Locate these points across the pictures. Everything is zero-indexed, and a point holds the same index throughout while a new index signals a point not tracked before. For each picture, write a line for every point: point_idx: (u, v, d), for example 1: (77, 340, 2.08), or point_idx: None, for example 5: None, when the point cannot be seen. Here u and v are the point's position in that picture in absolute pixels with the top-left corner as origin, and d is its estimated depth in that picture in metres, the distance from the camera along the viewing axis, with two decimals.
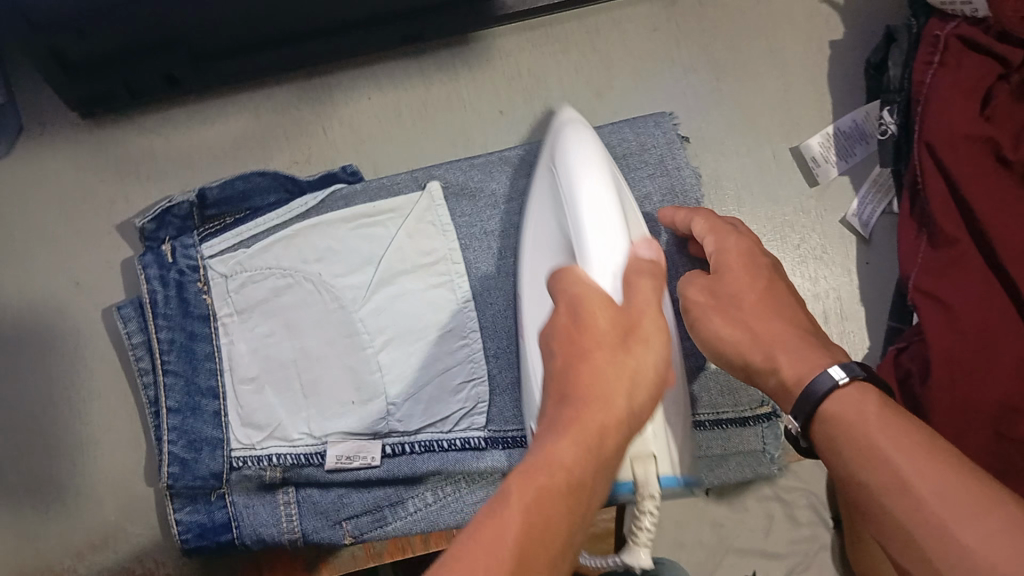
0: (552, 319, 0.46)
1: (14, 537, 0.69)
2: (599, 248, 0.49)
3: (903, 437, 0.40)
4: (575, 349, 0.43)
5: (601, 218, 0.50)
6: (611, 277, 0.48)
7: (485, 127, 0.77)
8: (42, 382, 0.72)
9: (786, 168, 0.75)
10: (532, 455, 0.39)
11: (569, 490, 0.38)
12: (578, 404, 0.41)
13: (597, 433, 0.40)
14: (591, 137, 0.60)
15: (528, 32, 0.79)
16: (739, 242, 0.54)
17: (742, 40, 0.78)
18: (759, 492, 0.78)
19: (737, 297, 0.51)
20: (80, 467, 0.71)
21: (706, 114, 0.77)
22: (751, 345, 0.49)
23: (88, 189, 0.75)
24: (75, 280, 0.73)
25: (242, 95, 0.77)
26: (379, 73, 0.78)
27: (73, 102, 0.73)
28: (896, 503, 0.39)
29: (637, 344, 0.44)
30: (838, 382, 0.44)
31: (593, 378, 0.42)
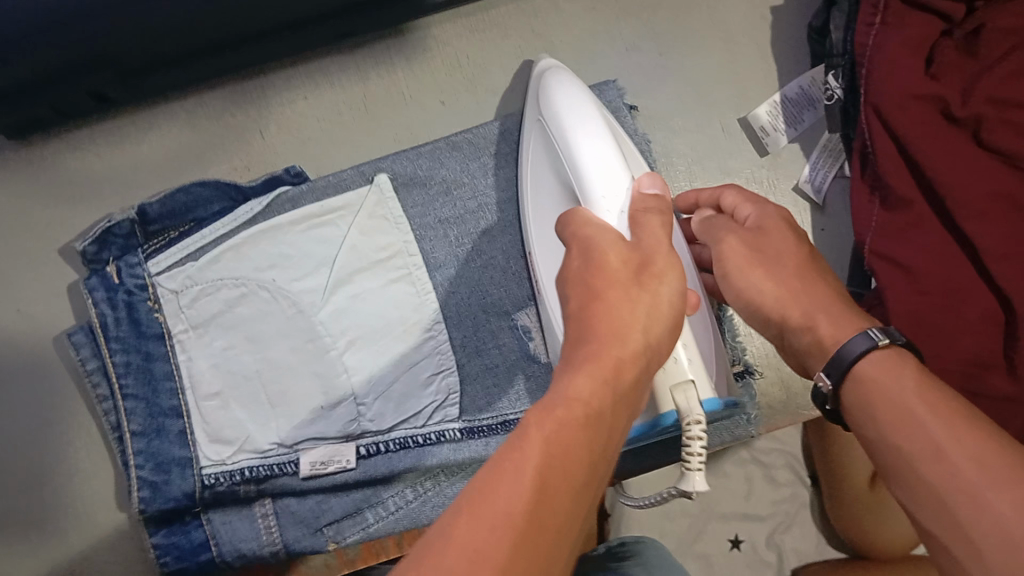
0: (567, 262, 0.45)
1: None
2: (603, 189, 0.52)
3: (940, 405, 0.40)
4: (587, 290, 0.42)
5: (600, 162, 0.54)
6: (617, 213, 0.51)
7: (429, 121, 0.76)
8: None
9: (737, 139, 0.75)
10: (549, 394, 0.38)
11: (591, 419, 0.37)
12: (596, 340, 0.40)
13: (614, 367, 0.39)
14: (577, 81, 0.61)
15: (464, 19, 0.77)
16: (777, 208, 0.52)
17: (682, 11, 0.77)
18: (738, 456, 0.79)
19: (780, 257, 0.49)
20: (43, 498, 0.68)
21: (652, 89, 0.76)
22: (792, 302, 0.48)
23: (21, 213, 0.72)
24: (18, 307, 0.70)
25: (173, 104, 0.74)
26: (316, 71, 0.76)
27: (1, 129, 0.70)
28: (928, 467, 0.39)
29: (651, 280, 0.43)
30: (877, 343, 0.43)
31: (610, 316, 0.41)
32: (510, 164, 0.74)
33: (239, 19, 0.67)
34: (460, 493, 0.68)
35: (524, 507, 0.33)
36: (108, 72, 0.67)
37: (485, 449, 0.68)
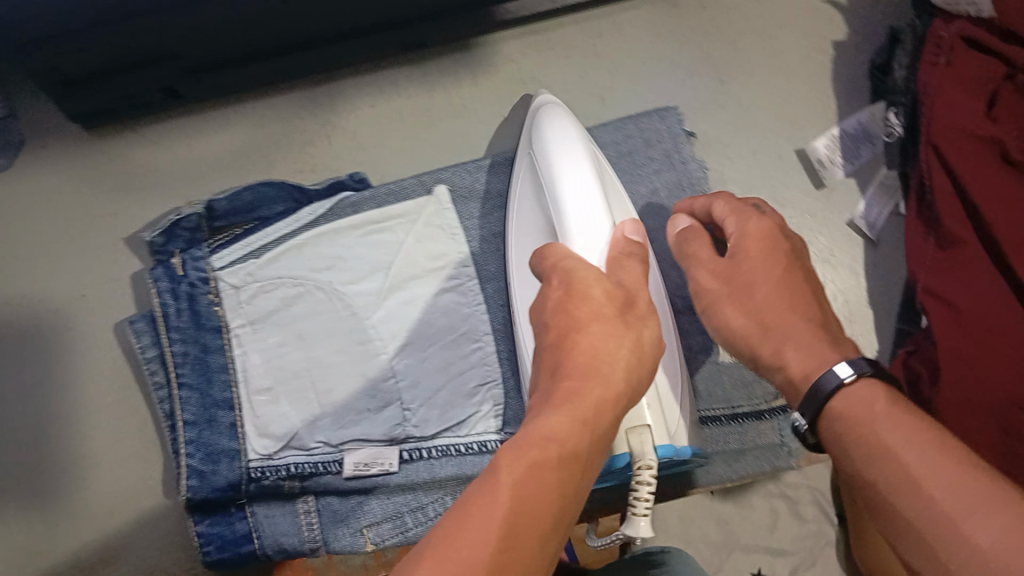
0: (546, 292, 0.47)
1: (21, 553, 0.67)
2: (585, 230, 0.53)
3: (914, 435, 0.39)
4: (570, 321, 0.44)
5: (584, 205, 0.54)
6: (597, 250, 0.52)
7: (490, 135, 0.76)
8: (49, 397, 0.71)
9: (792, 170, 0.75)
10: (522, 431, 0.39)
11: (565, 464, 0.38)
12: (573, 378, 0.41)
13: (592, 409, 0.40)
14: (571, 119, 0.63)
15: (530, 36, 0.78)
16: (758, 225, 0.53)
17: (743, 42, 0.78)
18: (764, 488, 0.79)
19: (751, 285, 0.51)
20: (88, 481, 0.69)
21: (709, 115, 0.76)
22: (762, 338, 0.49)
23: (92, 201, 0.74)
24: (81, 292, 0.72)
25: (245, 105, 0.77)
26: (382, 81, 0.77)
27: (73, 117, 0.72)
28: (906, 502, 0.38)
29: (635, 318, 0.45)
30: (845, 379, 0.43)
31: (592, 351, 0.42)
32: None
33: (313, 18, 0.69)
34: None
35: (490, 557, 0.33)
36: (176, 65, 0.70)
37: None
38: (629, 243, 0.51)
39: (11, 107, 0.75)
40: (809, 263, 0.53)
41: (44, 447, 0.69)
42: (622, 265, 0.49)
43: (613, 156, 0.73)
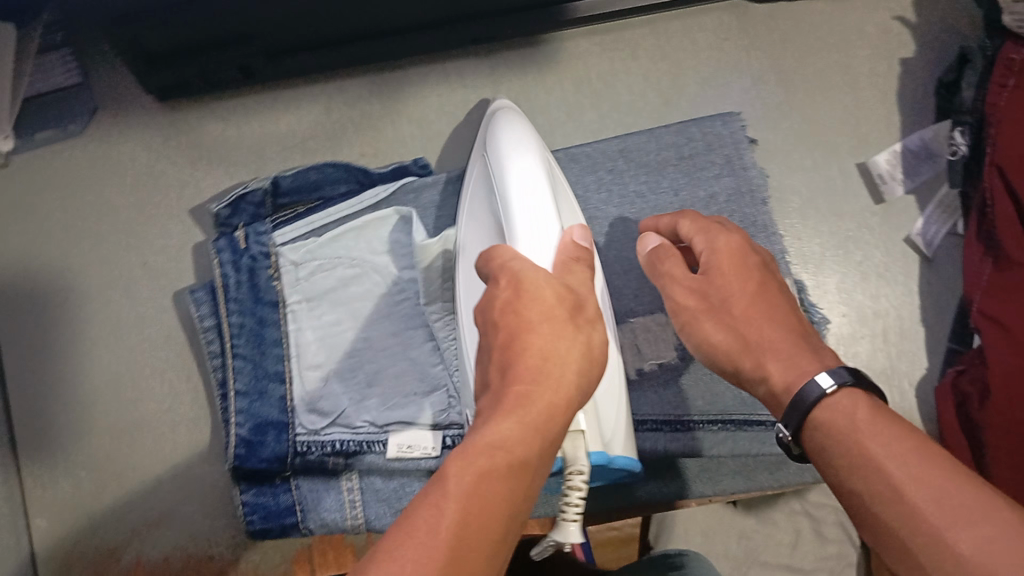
0: (494, 292, 0.44)
1: (73, 510, 0.69)
2: (530, 229, 0.50)
3: (897, 445, 0.38)
4: (519, 321, 0.41)
5: (531, 202, 0.51)
6: (542, 250, 0.49)
7: (554, 130, 0.77)
8: (109, 360, 0.72)
9: (853, 184, 0.75)
10: (471, 436, 0.37)
11: (514, 471, 0.36)
12: (525, 381, 0.39)
13: (544, 413, 0.38)
14: (525, 121, 0.61)
15: (600, 36, 0.79)
16: (728, 240, 0.51)
17: (810, 54, 0.78)
18: (788, 505, 0.75)
19: (729, 302, 0.48)
20: (141, 445, 0.70)
21: (772, 124, 0.77)
22: (742, 353, 0.47)
23: (163, 172, 0.76)
24: (147, 260, 0.74)
25: (317, 88, 0.78)
26: (451, 71, 0.78)
27: (152, 89, 0.74)
28: (888, 512, 0.37)
29: (584, 321, 0.43)
30: (827, 390, 0.42)
31: (541, 351, 0.40)
32: (622, 180, 0.73)
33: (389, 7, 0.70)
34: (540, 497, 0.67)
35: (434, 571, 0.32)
36: (258, 44, 0.72)
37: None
38: (576, 249, 0.49)
39: (84, 70, 0.77)
40: (779, 279, 0.51)
41: (102, 409, 0.71)
42: (571, 270, 0.47)
43: (673, 160, 0.74)
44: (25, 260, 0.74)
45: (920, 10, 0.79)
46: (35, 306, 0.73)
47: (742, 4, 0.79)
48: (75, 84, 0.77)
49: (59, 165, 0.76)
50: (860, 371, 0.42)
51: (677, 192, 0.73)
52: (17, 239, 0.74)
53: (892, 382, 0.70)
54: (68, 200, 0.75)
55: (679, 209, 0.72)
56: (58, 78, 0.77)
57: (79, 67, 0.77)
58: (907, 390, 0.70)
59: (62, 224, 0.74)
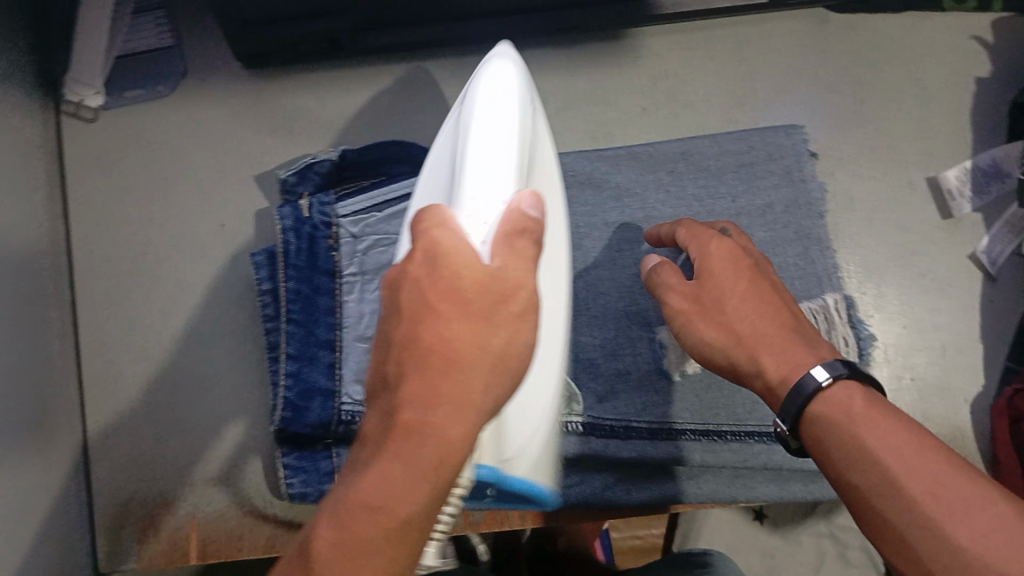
0: (405, 266, 0.40)
1: (133, 461, 0.70)
2: (475, 203, 0.45)
3: (891, 439, 0.42)
4: (425, 309, 0.38)
5: (484, 176, 0.47)
6: (484, 226, 0.44)
7: (627, 122, 0.77)
8: (176, 317, 0.73)
9: (922, 197, 0.75)
10: (354, 488, 0.36)
11: (394, 535, 0.35)
12: (421, 407, 0.36)
13: (434, 458, 0.36)
14: (510, 75, 0.54)
15: (679, 33, 0.79)
16: (721, 244, 0.56)
17: (887, 66, 0.77)
18: (813, 528, 0.92)
19: (722, 300, 0.53)
20: (201, 402, 0.72)
21: (844, 133, 0.76)
22: (736, 347, 0.52)
23: (241, 139, 0.77)
24: (218, 222, 0.75)
25: (395, 66, 0.79)
26: (529, 58, 0.78)
27: (241, 56, 0.75)
28: (886, 502, 0.41)
29: (506, 317, 0.38)
30: (822, 383, 0.46)
31: (445, 363, 0.37)
32: (682, 182, 0.73)
33: None
34: (575, 486, 0.66)
35: None
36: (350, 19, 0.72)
37: (628, 451, 0.66)
38: (522, 220, 0.43)
39: (175, 30, 0.79)
40: (774, 279, 0.55)
41: (167, 364, 0.72)
42: (509, 248, 0.41)
43: (733, 165, 0.73)
44: (102, 214, 0.75)
45: (999, 30, 0.78)
46: (109, 261, 0.74)
47: (822, 13, 0.79)
48: (166, 46, 0.78)
49: (142, 124, 0.77)
50: (853, 362, 0.47)
51: (735, 198, 0.72)
52: (97, 195, 0.75)
53: (947, 397, 0.70)
54: (149, 159, 0.76)
55: (737, 215, 0.72)
56: (150, 39, 0.78)
57: (172, 30, 0.79)
58: (961, 405, 0.70)
59: (141, 182, 0.76)
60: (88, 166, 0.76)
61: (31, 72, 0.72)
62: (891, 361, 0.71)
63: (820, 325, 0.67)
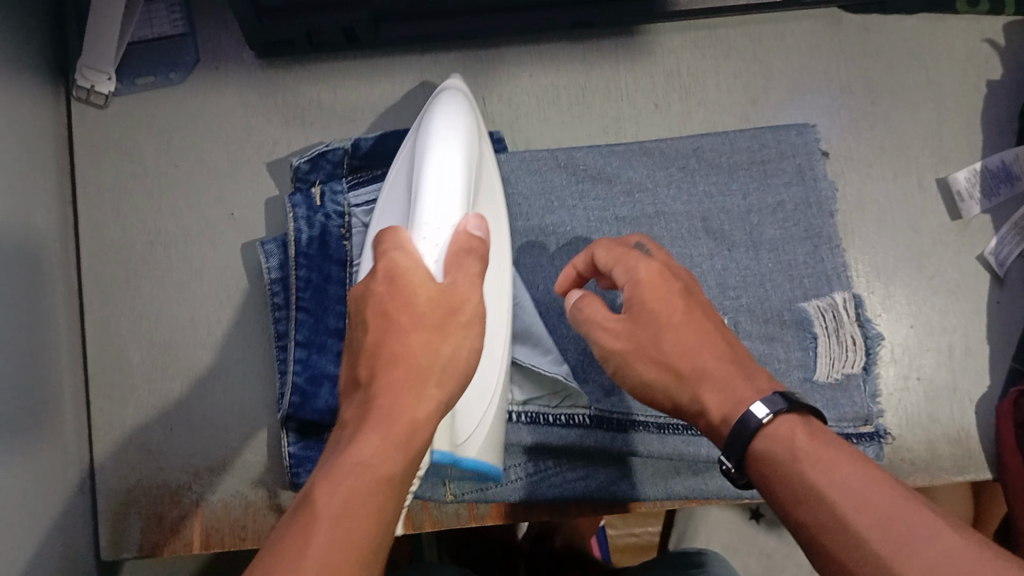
0: (370, 286, 0.47)
1: (138, 449, 0.70)
2: (429, 218, 0.50)
3: (834, 472, 0.43)
4: (389, 323, 0.45)
5: (439, 190, 0.52)
6: (436, 244, 0.49)
7: (640, 119, 0.77)
8: (185, 306, 0.73)
9: (931, 199, 0.75)
10: (339, 458, 0.40)
11: (380, 487, 0.39)
12: (391, 397, 0.42)
13: (406, 429, 0.41)
14: (461, 102, 0.60)
15: (694, 31, 0.79)
16: (650, 271, 0.55)
17: (900, 68, 0.78)
18: None
19: (658, 338, 0.53)
20: (209, 391, 0.71)
21: (855, 134, 0.76)
22: (679, 386, 0.53)
23: (253, 128, 0.77)
24: (229, 212, 0.75)
25: (410, 59, 0.79)
26: (543, 53, 0.78)
27: (256, 45, 0.75)
28: (833, 537, 0.41)
29: (457, 326, 0.45)
30: (763, 420, 0.46)
31: (410, 359, 0.43)
32: (694, 179, 0.73)
33: None
34: (581, 480, 0.67)
35: None
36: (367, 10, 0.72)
37: (634, 445, 0.67)
38: (470, 240, 0.49)
39: (189, 18, 0.79)
40: (702, 299, 0.56)
41: (174, 353, 0.72)
42: (458, 263, 0.48)
43: (745, 163, 0.73)
44: (112, 201, 0.75)
45: (1011, 34, 0.78)
46: (117, 248, 0.74)
47: (835, 13, 0.79)
48: (180, 34, 0.78)
49: (153, 112, 0.77)
50: (790, 395, 0.47)
51: (746, 196, 0.73)
52: (107, 181, 0.75)
53: (955, 399, 0.70)
54: (160, 147, 0.76)
55: (747, 212, 0.72)
56: (164, 27, 0.78)
57: (186, 18, 0.78)
58: (968, 407, 0.70)
59: (150, 171, 0.76)
60: (98, 152, 0.76)
61: (42, 57, 0.72)
62: (897, 361, 0.71)
63: (829, 324, 0.68)
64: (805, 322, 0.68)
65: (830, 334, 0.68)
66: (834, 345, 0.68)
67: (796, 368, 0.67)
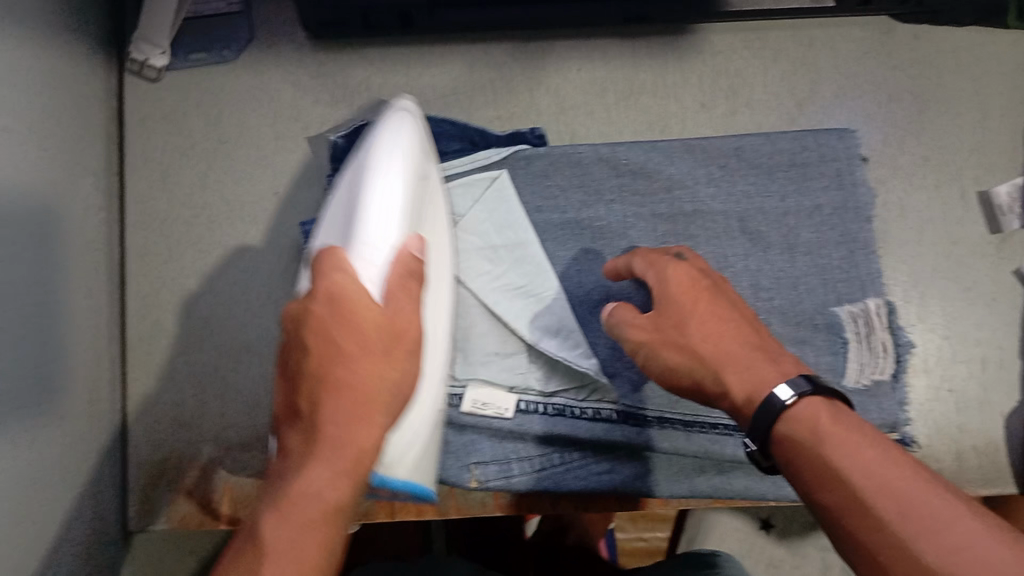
0: (310, 305, 0.46)
1: (172, 420, 0.71)
2: (371, 238, 0.49)
3: (856, 453, 0.44)
4: (331, 351, 0.45)
5: (381, 211, 0.51)
6: (375, 266, 0.48)
7: (684, 116, 0.78)
8: (225, 280, 0.74)
9: (972, 211, 0.75)
10: (289, 488, 0.43)
11: (326, 519, 0.43)
12: (338, 427, 0.44)
13: (353, 459, 0.44)
14: (410, 117, 0.59)
15: (743, 32, 0.79)
16: (677, 269, 0.58)
17: (947, 79, 0.78)
18: (820, 543, 0.94)
19: (682, 324, 0.55)
20: (245, 364, 0.72)
21: (899, 142, 0.77)
22: (703, 368, 0.53)
23: (302, 108, 0.78)
24: (275, 190, 0.76)
25: (461, 46, 0.79)
26: (592, 47, 0.79)
27: (312, 25, 0.76)
28: (854, 519, 0.42)
29: (401, 352, 0.46)
30: (787, 401, 0.47)
31: (355, 390, 0.45)
32: (733, 179, 0.73)
33: None
34: (605, 474, 0.66)
35: None
36: None
37: (662, 441, 0.67)
38: (414, 262, 0.49)
39: None
40: (732, 295, 0.58)
41: (212, 326, 0.73)
42: (401, 286, 0.48)
43: (786, 165, 0.74)
44: (159, 172, 0.76)
45: None
46: (162, 220, 0.75)
47: (886, 21, 0.79)
48: (235, 12, 0.79)
49: (205, 87, 0.78)
50: (816, 379, 0.48)
51: (784, 198, 0.73)
52: (155, 152, 0.76)
53: (985, 411, 0.70)
54: (209, 123, 0.77)
55: (785, 214, 0.72)
56: (219, 3, 0.79)
57: None
58: (998, 419, 0.70)
59: (198, 145, 0.77)
60: (147, 124, 0.77)
61: (99, 26, 0.73)
62: (930, 372, 0.71)
63: (861, 329, 0.69)
64: (837, 326, 0.69)
65: (861, 339, 0.69)
66: (865, 351, 0.68)
67: (827, 372, 0.68)
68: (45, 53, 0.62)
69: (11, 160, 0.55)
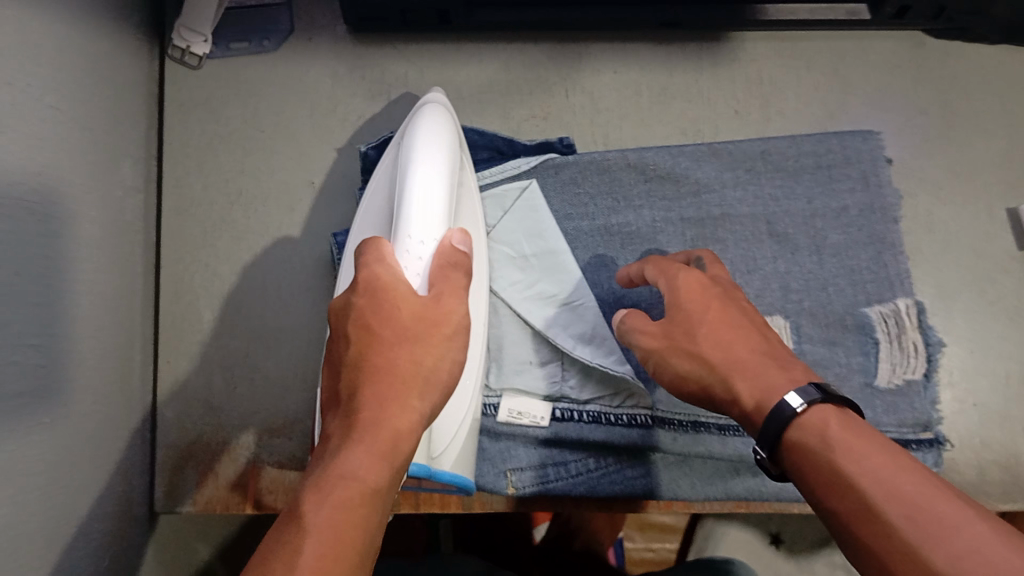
0: (351, 298, 0.48)
1: (200, 405, 0.71)
2: (415, 230, 0.52)
3: (866, 459, 0.43)
4: (371, 337, 0.46)
5: (423, 205, 0.53)
6: (420, 258, 0.51)
7: (716, 121, 0.78)
8: (258, 267, 0.75)
9: (1000, 226, 0.76)
10: (327, 465, 0.41)
11: (367, 498, 0.40)
12: (377, 407, 0.43)
13: (390, 439, 0.42)
14: (446, 117, 0.61)
15: (777, 41, 0.80)
16: (687, 277, 0.57)
17: (978, 94, 0.79)
18: None
19: (691, 330, 0.55)
20: (275, 351, 0.73)
21: (930, 156, 0.77)
22: (712, 376, 0.53)
23: (339, 100, 0.79)
24: (309, 179, 0.77)
25: (497, 45, 0.80)
26: (626, 50, 0.80)
27: (352, 19, 0.77)
28: (865, 525, 0.41)
29: (439, 339, 0.47)
30: (797, 409, 0.47)
31: (394, 372, 0.44)
32: (761, 182, 0.74)
33: None
34: (640, 478, 0.68)
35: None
36: None
37: (696, 446, 0.67)
38: (454, 253, 0.51)
39: None
40: (744, 303, 0.57)
41: (243, 312, 0.74)
42: (443, 275, 0.50)
43: (811, 166, 0.75)
44: (196, 159, 0.77)
45: None
46: (197, 207, 0.76)
47: (919, 35, 0.80)
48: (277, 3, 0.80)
49: (243, 77, 0.79)
50: (826, 387, 0.47)
51: (810, 200, 0.74)
52: (192, 139, 0.77)
53: (1010, 425, 0.70)
54: (246, 112, 0.78)
55: (812, 216, 0.73)
56: None
57: None
58: (1022, 434, 0.70)
59: (235, 133, 0.78)
60: (186, 111, 0.78)
61: (143, 12, 0.74)
62: (955, 384, 0.71)
63: (891, 329, 0.69)
64: (866, 327, 0.69)
65: (891, 339, 0.69)
66: (896, 351, 0.68)
67: (858, 373, 0.68)
68: (89, 36, 0.63)
69: (50, 136, 0.56)
